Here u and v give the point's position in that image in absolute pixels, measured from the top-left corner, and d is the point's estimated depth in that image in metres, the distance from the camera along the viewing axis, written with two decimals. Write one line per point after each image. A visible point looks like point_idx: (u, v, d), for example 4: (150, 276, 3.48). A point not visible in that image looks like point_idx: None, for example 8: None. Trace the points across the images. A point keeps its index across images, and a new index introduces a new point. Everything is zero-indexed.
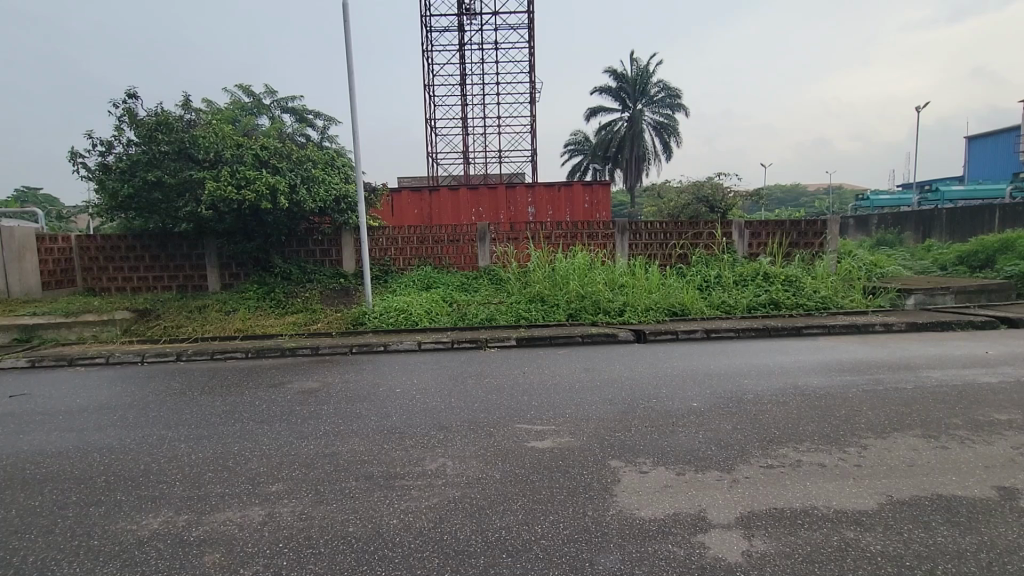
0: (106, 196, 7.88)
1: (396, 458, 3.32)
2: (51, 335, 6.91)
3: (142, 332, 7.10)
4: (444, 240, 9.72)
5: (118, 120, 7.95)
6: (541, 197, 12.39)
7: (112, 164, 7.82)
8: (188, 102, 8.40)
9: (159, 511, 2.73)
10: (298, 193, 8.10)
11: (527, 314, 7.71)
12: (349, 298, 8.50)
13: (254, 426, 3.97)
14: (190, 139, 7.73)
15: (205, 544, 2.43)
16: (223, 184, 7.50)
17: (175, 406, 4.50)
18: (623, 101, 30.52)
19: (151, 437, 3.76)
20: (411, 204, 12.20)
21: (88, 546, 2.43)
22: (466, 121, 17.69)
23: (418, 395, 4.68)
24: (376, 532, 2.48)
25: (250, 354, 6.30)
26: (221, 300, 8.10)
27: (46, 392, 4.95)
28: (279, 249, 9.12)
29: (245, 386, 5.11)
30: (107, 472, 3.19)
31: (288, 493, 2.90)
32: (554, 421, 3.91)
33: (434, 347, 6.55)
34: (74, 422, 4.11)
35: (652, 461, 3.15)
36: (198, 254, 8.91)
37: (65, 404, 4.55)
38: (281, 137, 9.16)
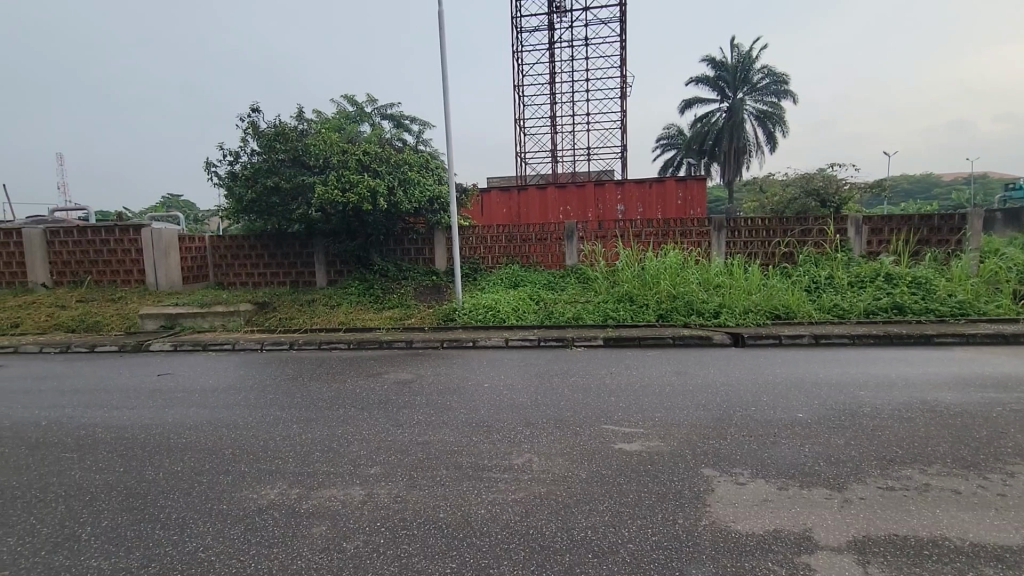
0: (233, 201, 8.85)
1: (484, 451, 3.40)
2: (189, 323, 7.91)
3: (261, 322, 7.89)
4: (532, 239, 9.80)
5: (244, 133, 8.88)
6: (631, 194, 12.08)
7: (239, 172, 8.76)
8: (301, 114, 9.19)
9: (275, 484, 3.02)
10: (396, 195, 8.56)
11: (615, 313, 7.55)
12: (441, 295, 8.85)
13: (355, 412, 4.27)
14: (303, 147, 8.46)
15: (313, 516, 2.66)
16: (331, 188, 8.11)
17: (288, 389, 4.98)
18: (722, 91, 28.86)
19: (269, 417, 4.19)
20: (500, 204, 12.46)
21: (219, 509, 2.75)
22: (555, 119, 17.68)
23: (505, 391, 4.76)
24: (465, 520, 2.57)
25: (352, 345, 6.78)
26: (327, 295, 8.79)
27: (186, 373, 5.67)
28: (377, 248, 9.70)
29: (348, 374, 5.52)
30: (233, 445, 3.60)
31: (385, 477, 3.08)
32: (643, 424, 3.81)
33: (521, 345, 6.63)
34: (207, 399, 4.68)
35: (750, 473, 2.96)
36: (308, 253, 9.72)
37: (200, 384, 5.19)
38: (382, 142, 9.74)
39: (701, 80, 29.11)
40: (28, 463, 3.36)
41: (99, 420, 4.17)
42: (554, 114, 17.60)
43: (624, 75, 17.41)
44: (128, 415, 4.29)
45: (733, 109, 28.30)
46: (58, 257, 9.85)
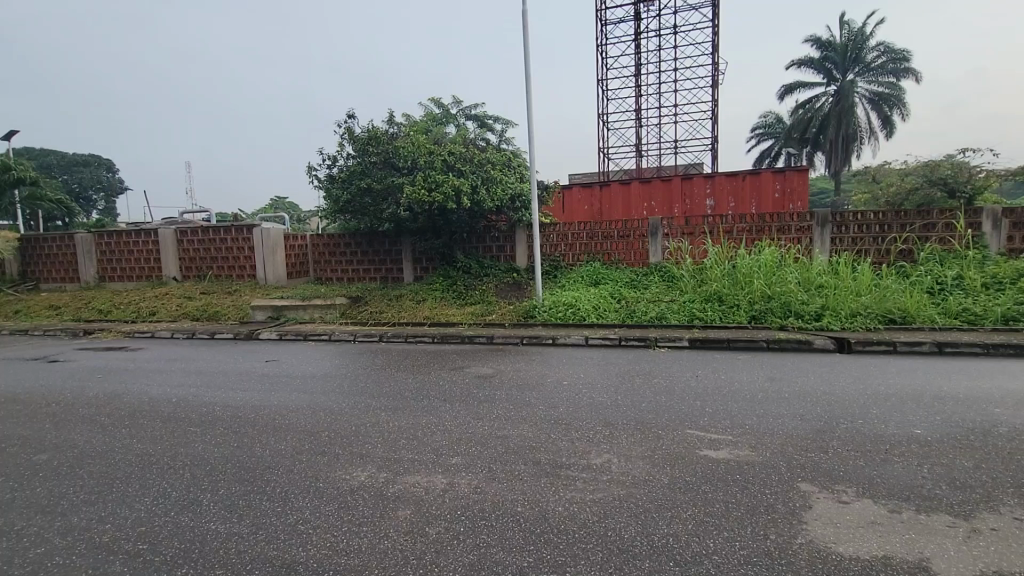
0: (331, 202, 9.50)
1: (562, 448, 3.39)
2: (292, 315, 8.61)
3: (354, 315, 8.42)
4: (614, 236, 9.60)
5: (341, 138, 9.49)
6: (722, 188, 11.45)
7: (336, 175, 9.39)
8: (392, 118, 9.67)
9: (365, 467, 3.21)
10: (479, 193, 8.74)
11: (703, 313, 7.19)
12: (521, 292, 8.93)
13: (437, 403, 4.43)
14: (394, 150, 8.90)
15: (399, 500, 2.79)
16: (418, 188, 8.45)
17: (377, 379, 5.27)
18: (829, 72, 26.47)
19: (360, 404, 4.46)
20: (582, 200, 12.32)
21: (317, 486, 2.97)
22: (640, 112, 17.15)
23: (584, 389, 4.71)
24: (542, 516, 2.57)
25: (436, 339, 7.04)
26: (414, 291, 9.19)
27: (290, 360, 6.19)
28: (461, 245, 9.98)
29: (432, 366, 5.74)
30: (329, 429, 3.88)
31: (466, 467, 3.17)
32: (732, 431, 3.59)
33: (601, 343, 6.53)
34: (307, 385, 5.08)
35: (854, 491, 2.69)
36: (396, 250, 10.21)
37: (301, 371, 5.64)
38: (466, 143, 9.99)
39: (805, 62, 26.95)
40: (162, 433, 3.84)
41: (217, 399, 4.67)
42: (640, 107, 17.06)
43: (717, 62, 16.46)
44: (240, 396, 4.76)
45: (842, 92, 25.86)
46: (186, 253, 11.15)
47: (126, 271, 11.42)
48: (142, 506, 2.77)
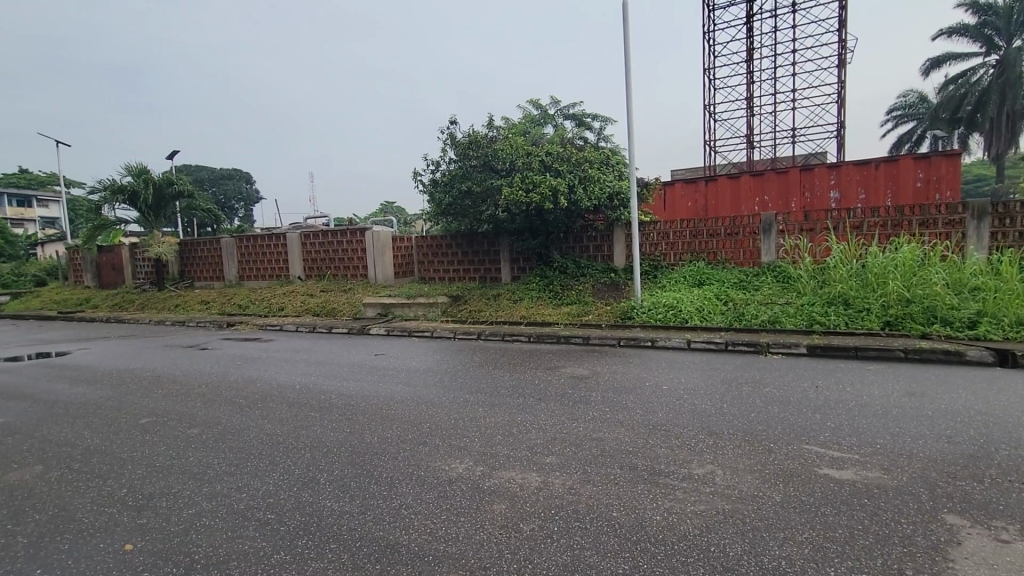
0: (434, 205, 9.97)
1: (662, 455, 3.24)
2: (398, 312, 9.15)
3: (454, 313, 8.76)
4: (721, 234, 9.03)
5: (444, 143, 9.92)
6: (849, 178, 10.28)
7: (439, 179, 9.83)
8: (492, 122, 9.92)
9: (463, 460, 3.31)
10: (576, 193, 8.67)
11: (824, 318, 6.51)
12: (619, 292, 8.72)
13: (533, 402, 4.45)
14: (493, 153, 9.13)
15: (494, 494, 2.84)
16: (516, 189, 8.57)
17: (475, 375, 5.43)
18: (988, 40, 22.72)
19: (459, 398, 4.63)
20: (685, 196, 11.72)
21: (419, 474, 3.13)
22: (752, 100, 15.92)
23: (686, 395, 4.47)
24: (639, 524, 2.47)
25: (532, 338, 7.11)
26: (511, 290, 9.34)
27: (396, 354, 6.60)
28: (557, 245, 9.97)
29: (528, 365, 5.80)
30: (430, 420, 4.06)
31: (561, 467, 3.15)
32: (859, 449, 3.20)
33: (705, 347, 6.17)
34: (410, 379, 5.37)
35: (1020, 530, 2.27)
36: (494, 251, 10.47)
37: (405, 365, 5.97)
38: (564, 143, 9.95)
39: (956, 31, 23.37)
40: (286, 416, 4.27)
41: (332, 388, 5.10)
42: (751, 95, 15.85)
43: (843, 39, 14.81)
44: (352, 386, 5.15)
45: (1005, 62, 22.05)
46: (309, 255, 12.32)
47: (260, 271, 12.90)
48: (271, 480, 3.10)
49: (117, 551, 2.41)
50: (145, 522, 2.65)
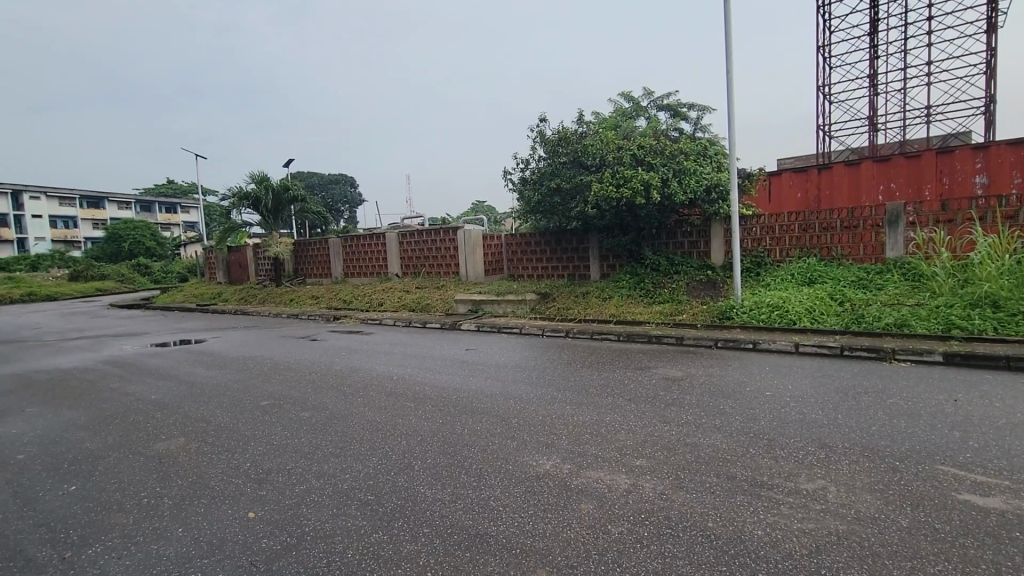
0: (524, 203, 10.06)
1: (764, 466, 3.00)
2: (488, 308, 9.37)
3: (543, 310, 8.78)
4: (836, 227, 8.21)
5: (533, 141, 9.97)
6: (1000, 160, 8.88)
7: (529, 177, 9.91)
8: (582, 117, 9.81)
9: (550, 456, 3.31)
10: (670, 186, 8.29)
11: (965, 321, 5.67)
12: (716, 291, 8.23)
13: (622, 402, 4.34)
14: (582, 149, 9.03)
15: (581, 494, 2.81)
16: (606, 184, 8.39)
17: (564, 373, 5.40)
18: None
19: (546, 395, 4.63)
20: (794, 186, 10.79)
21: (506, 468, 3.16)
22: (875, 77, 14.27)
23: (794, 402, 4.11)
24: (738, 537, 2.31)
25: (622, 337, 6.93)
26: (600, 288, 9.19)
27: (486, 350, 6.76)
28: (650, 242, 9.63)
29: (618, 364, 5.67)
30: (518, 416, 4.10)
31: (651, 471, 3.03)
32: (1012, 475, 2.74)
33: (815, 352, 5.64)
34: (499, 374, 5.47)
35: None
36: (584, 248, 10.35)
37: (495, 361, 6.09)
38: (658, 135, 9.59)
39: None
40: (385, 404, 4.54)
41: (426, 380, 5.33)
42: (875, 71, 14.22)
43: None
44: (444, 379, 5.34)
45: None
46: (405, 253, 12.98)
47: (363, 269, 13.83)
48: (370, 464, 3.30)
49: (242, 517, 2.70)
50: (264, 494, 2.94)
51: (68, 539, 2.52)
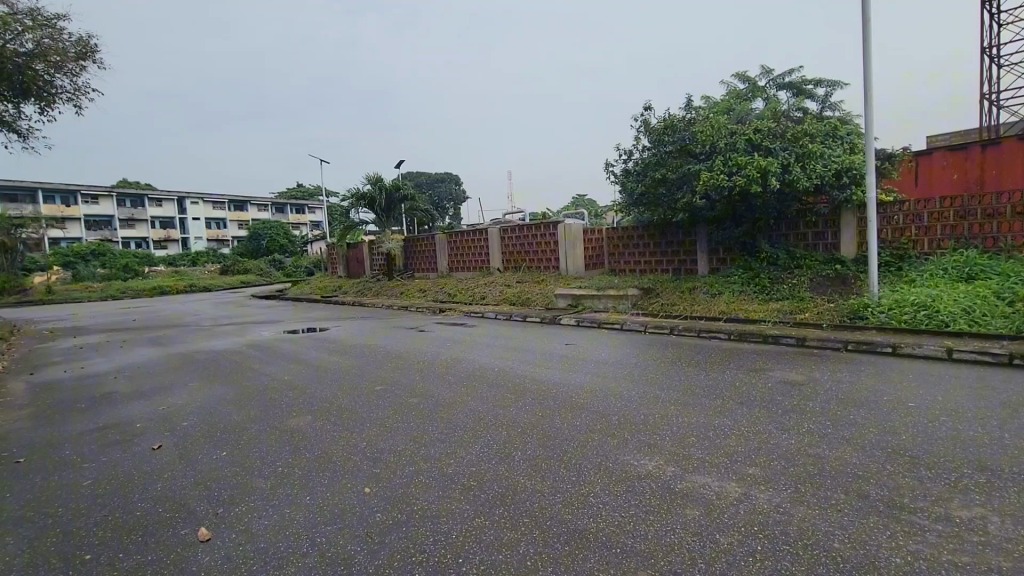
0: (626, 195, 9.76)
1: (904, 486, 2.64)
2: (588, 303, 9.28)
3: (645, 306, 8.49)
4: (1005, 213, 6.98)
5: (637, 131, 9.63)
6: None
7: (632, 168, 9.60)
8: (690, 102, 9.30)
9: (653, 457, 3.18)
10: (792, 171, 7.56)
11: None
12: (846, 288, 7.39)
13: (733, 405, 4.06)
14: (690, 136, 8.57)
15: (687, 499, 2.66)
16: (716, 172, 7.86)
17: (668, 371, 5.18)
18: None
19: (649, 394, 4.46)
20: (948, 166, 9.35)
21: (607, 466, 3.09)
22: None
23: (944, 416, 3.57)
24: (870, 563, 2.06)
25: (733, 336, 6.48)
26: (709, 282, 8.68)
27: (585, 345, 6.69)
28: (766, 233, 8.89)
29: (729, 365, 5.31)
30: (619, 414, 4.00)
31: (767, 481, 2.79)
32: None
33: (973, 359, 4.85)
34: (600, 370, 5.38)
35: None
36: (691, 240, 9.83)
37: (595, 357, 6.00)
38: (777, 116, 8.79)
39: None
40: (487, 395, 4.66)
41: (527, 373, 5.39)
42: None
43: None
44: (544, 373, 5.37)
45: None
46: (506, 248, 13.22)
47: (466, 263, 14.35)
48: (473, 451, 3.41)
49: (359, 491, 2.92)
50: (379, 472, 3.16)
51: (221, 497, 2.91)
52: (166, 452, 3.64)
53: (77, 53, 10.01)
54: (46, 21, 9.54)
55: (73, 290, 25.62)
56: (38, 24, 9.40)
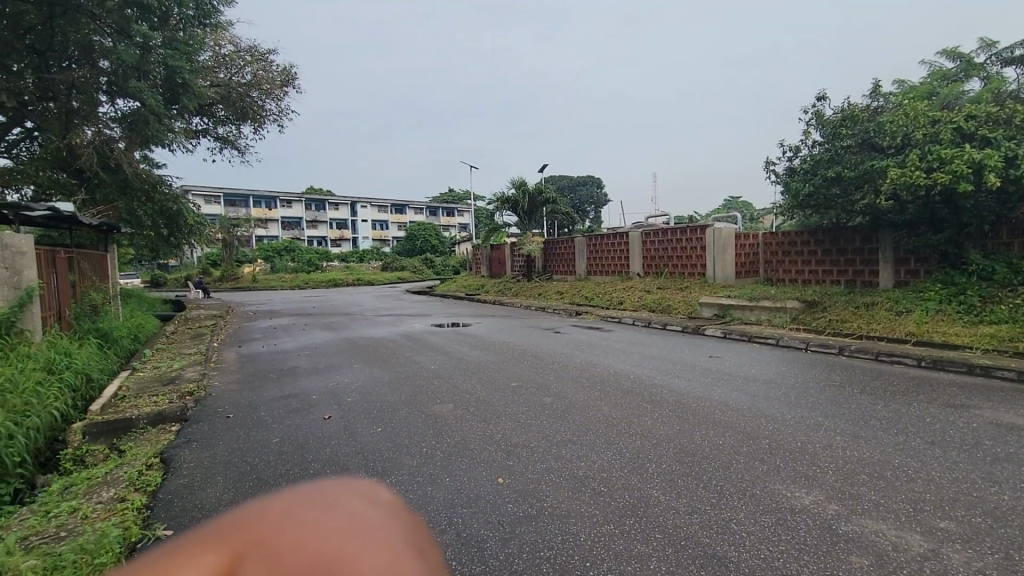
0: (790, 196, 8.80)
1: None
2: (738, 315, 8.56)
3: (808, 321, 7.57)
4: None
5: (807, 124, 8.64)
6: None
7: (798, 166, 8.64)
8: (878, 89, 8.09)
9: (811, 491, 2.80)
10: (1019, 165, 6.13)
11: None
12: None
13: (920, 443, 3.41)
14: (876, 127, 7.45)
15: (852, 543, 2.30)
16: (909, 168, 6.70)
17: (834, 397, 4.54)
18: None
19: (810, 420, 3.94)
20: None
21: (753, 492, 2.80)
22: None
23: None
24: None
25: (923, 363, 5.46)
26: (893, 298, 7.43)
27: (734, 359, 6.16)
28: (978, 241, 7.31)
29: (916, 396, 4.48)
30: (772, 438, 3.59)
31: (964, 539, 2.29)
32: None
33: None
34: (751, 387, 4.90)
35: None
36: (872, 248, 8.49)
37: (745, 372, 5.50)
38: (1002, 98, 7.19)
39: None
40: (622, 402, 4.53)
41: (665, 383, 5.13)
42: None
43: None
44: (686, 385, 5.04)
45: None
46: (648, 252, 12.76)
47: (605, 267, 14.17)
48: (605, 457, 3.33)
49: (493, 480, 3.03)
50: (512, 464, 3.25)
51: (375, 468, 3.23)
52: (334, 422, 4.16)
53: (281, 80, 12.01)
54: (261, 56, 11.69)
55: (271, 279, 30.71)
56: (256, 58, 11.59)
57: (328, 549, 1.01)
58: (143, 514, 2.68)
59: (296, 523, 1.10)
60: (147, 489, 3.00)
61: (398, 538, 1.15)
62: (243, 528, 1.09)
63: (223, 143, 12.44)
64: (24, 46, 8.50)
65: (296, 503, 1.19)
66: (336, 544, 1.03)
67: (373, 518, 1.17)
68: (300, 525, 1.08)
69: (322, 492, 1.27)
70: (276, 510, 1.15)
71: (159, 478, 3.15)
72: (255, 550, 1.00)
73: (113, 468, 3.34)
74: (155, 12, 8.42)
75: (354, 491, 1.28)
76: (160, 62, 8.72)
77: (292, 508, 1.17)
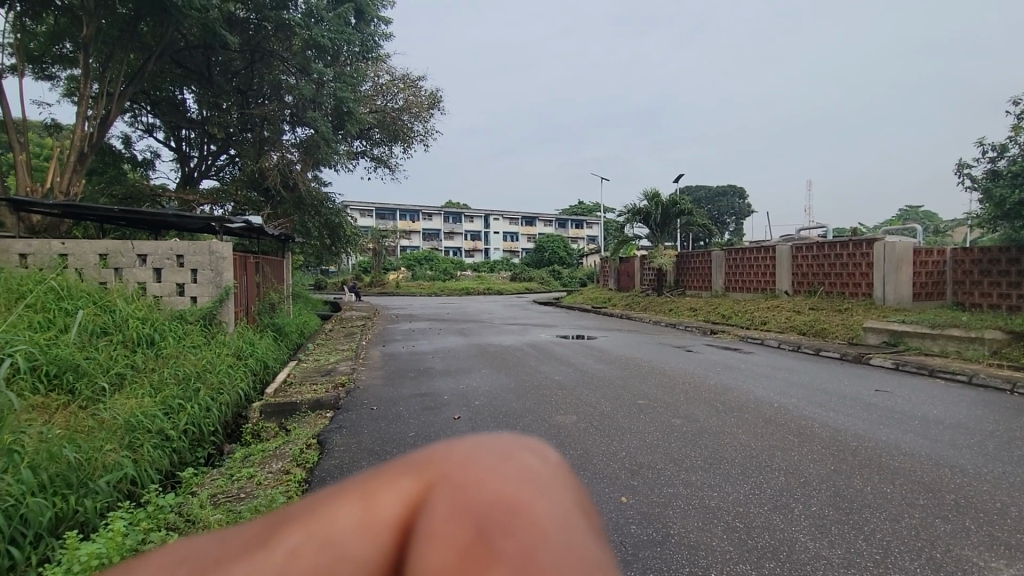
0: (991, 205, 7.33)
1: None
2: (915, 344, 7.33)
3: (1015, 356, 6.19)
4: None
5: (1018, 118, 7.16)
6: None
7: (1004, 169, 7.18)
8: None
9: (1015, 564, 2.25)
10: None
11: None
12: None
13: None
14: None
15: None
16: None
17: None
18: None
19: (1016, 478, 3.19)
20: None
21: (931, 554, 2.34)
22: None
23: None
24: None
25: None
26: None
27: (907, 395, 5.25)
28: None
29: None
30: (959, 493, 2.97)
31: None
32: None
33: None
34: (929, 430, 4.13)
35: None
36: None
37: (923, 411, 4.65)
38: None
39: None
40: (763, 431, 4.10)
41: (817, 416, 4.54)
42: None
43: None
44: (842, 420, 4.42)
45: None
46: (799, 269, 11.52)
47: (746, 284, 13.08)
48: (743, 490, 3.02)
49: (616, 499, 2.91)
50: (636, 485, 3.10)
51: None
52: (462, 422, 4.35)
53: (428, 103, 13.10)
54: (412, 82, 12.88)
55: (412, 286, 33.51)
56: (408, 85, 12.81)
57: (510, 506, 0.78)
58: (302, 487, 3.03)
59: (466, 466, 0.88)
60: (306, 465, 3.40)
61: (588, 512, 0.86)
62: (413, 464, 0.92)
63: (378, 163, 13.85)
64: (231, 88, 10.51)
65: (470, 441, 0.97)
66: (522, 503, 0.79)
67: (562, 481, 0.89)
68: (473, 469, 0.87)
69: (498, 433, 1.01)
70: (449, 445, 0.95)
71: (316, 457, 3.55)
72: (427, 496, 0.83)
73: (281, 444, 3.85)
74: (327, 50, 9.76)
75: (525, 442, 0.99)
76: (331, 94, 10.03)
77: (466, 445, 0.95)
